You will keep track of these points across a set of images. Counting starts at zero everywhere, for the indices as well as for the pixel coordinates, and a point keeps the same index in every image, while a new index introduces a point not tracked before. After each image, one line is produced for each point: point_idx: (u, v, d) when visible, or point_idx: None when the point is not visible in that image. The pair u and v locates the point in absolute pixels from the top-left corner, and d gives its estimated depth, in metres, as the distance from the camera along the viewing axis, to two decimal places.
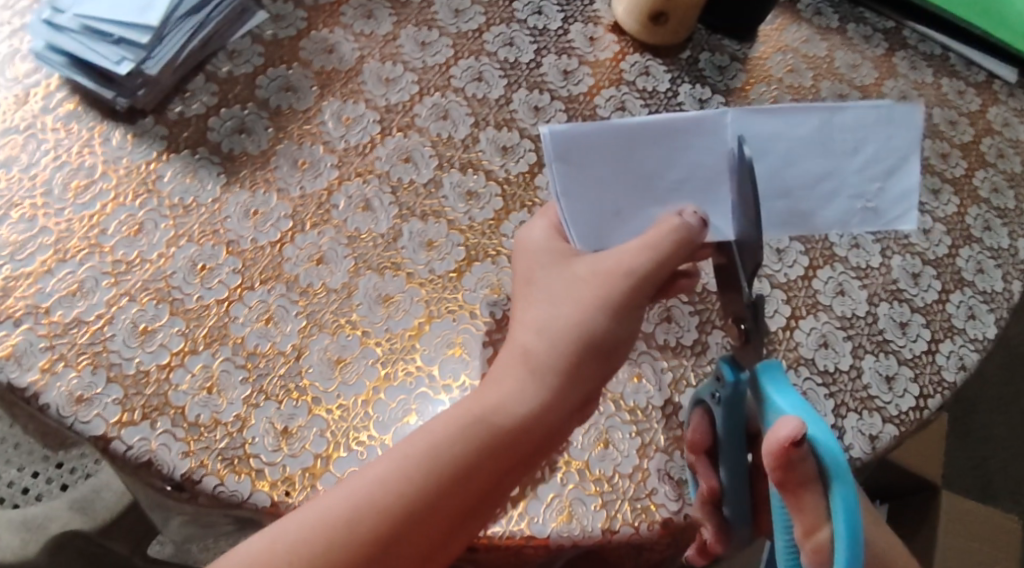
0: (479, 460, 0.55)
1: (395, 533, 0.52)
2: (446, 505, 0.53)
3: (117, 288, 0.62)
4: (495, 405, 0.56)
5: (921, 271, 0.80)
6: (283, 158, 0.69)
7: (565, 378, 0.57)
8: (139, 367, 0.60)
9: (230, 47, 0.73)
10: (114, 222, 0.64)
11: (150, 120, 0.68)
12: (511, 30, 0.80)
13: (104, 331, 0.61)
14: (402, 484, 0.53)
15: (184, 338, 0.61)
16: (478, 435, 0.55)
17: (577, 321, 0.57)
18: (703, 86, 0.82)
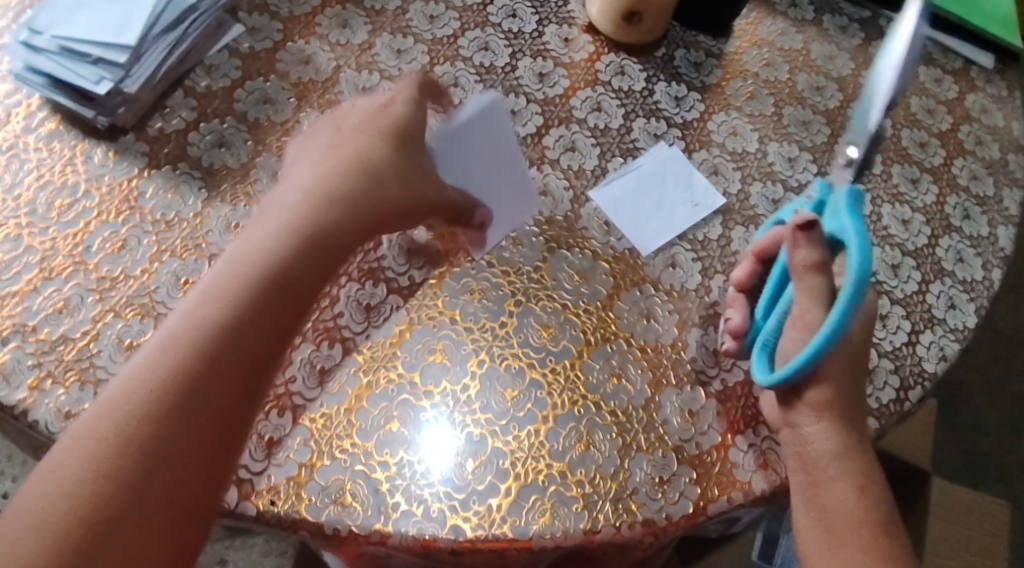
0: (220, 344, 0.53)
1: (204, 382, 0.52)
2: (206, 393, 0.52)
3: (102, 304, 0.63)
4: (217, 297, 0.55)
5: (901, 263, 0.80)
6: (263, 169, 0.70)
7: (345, 227, 0.60)
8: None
9: (208, 61, 0.74)
10: (98, 239, 0.66)
11: (131, 136, 0.69)
12: (486, 34, 0.81)
13: (90, 347, 0.62)
14: (180, 371, 0.52)
15: None
16: (214, 320, 0.54)
17: (378, 201, 0.61)
18: (679, 83, 0.83)
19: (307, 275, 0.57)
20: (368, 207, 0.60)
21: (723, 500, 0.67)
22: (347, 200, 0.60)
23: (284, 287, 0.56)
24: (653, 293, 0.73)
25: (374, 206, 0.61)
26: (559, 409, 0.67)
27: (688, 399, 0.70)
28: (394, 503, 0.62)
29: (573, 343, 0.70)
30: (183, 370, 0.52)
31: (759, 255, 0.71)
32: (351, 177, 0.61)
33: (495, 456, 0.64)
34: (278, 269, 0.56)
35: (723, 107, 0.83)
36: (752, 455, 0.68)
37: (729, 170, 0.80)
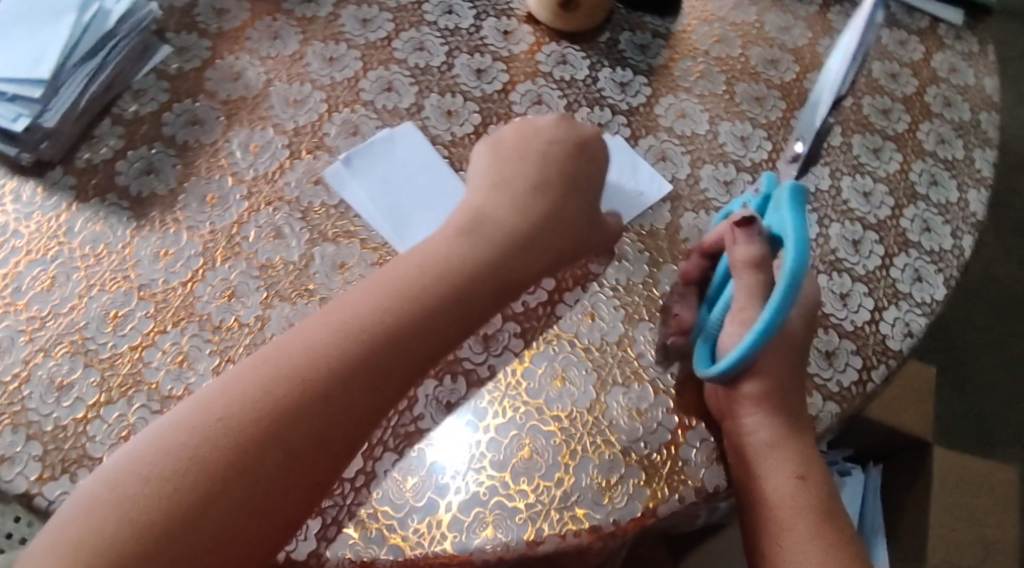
0: (377, 380, 0.53)
1: (291, 450, 0.50)
2: (308, 432, 0.50)
3: (32, 345, 0.64)
4: (408, 324, 0.54)
5: (862, 237, 0.77)
6: (191, 194, 0.70)
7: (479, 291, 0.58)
8: (57, 423, 0.61)
9: (135, 86, 0.73)
10: (28, 279, 0.66)
11: (59, 170, 0.69)
12: (420, 33, 0.79)
13: (21, 390, 0.62)
14: (244, 413, 0.49)
15: (99, 389, 0.62)
16: (372, 350, 0.53)
17: (485, 270, 0.58)
18: (624, 68, 0.80)
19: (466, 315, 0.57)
20: (542, 238, 0.62)
21: (674, 499, 0.65)
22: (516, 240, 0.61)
23: (466, 296, 0.57)
24: (599, 289, 0.71)
25: (557, 236, 0.63)
26: (500, 417, 0.66)
27: (635, 397, 0.68)
28: (329, 523, 0.61)
29: (512, 349, 0.68)
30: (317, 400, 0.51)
31: (704, 251, 0.70)
32: (474, 221, 0.61)
33: (434, 470, 0.64)
34: (455, 297, 0.56)
35: (671, 89, 0.80)
36: (702, 452, 0.67)
37: (677, 154, 0.77)
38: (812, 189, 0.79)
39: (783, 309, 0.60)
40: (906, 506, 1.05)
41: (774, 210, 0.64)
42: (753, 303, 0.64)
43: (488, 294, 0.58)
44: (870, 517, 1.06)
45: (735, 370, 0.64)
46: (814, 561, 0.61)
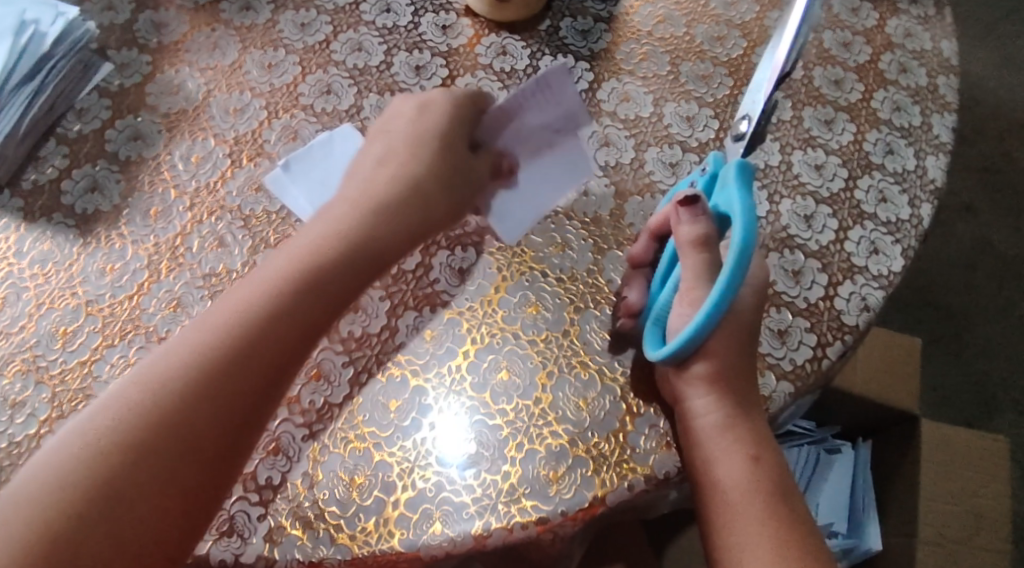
0: (243, 365, 0.55)
1: (178, 440, 0.53)
2: (184, 427, 0.53)
3: None
4: (269, 313, 0.57)
5: (814, 212, 0.75)
6: (135, 209, 0.70)
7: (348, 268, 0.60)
8: (11, 440, 0.62)
9: (78, 105, 0.74)
10: None
11: (7, 193, 0.71)
12: (358, 34, 0.79)
13: None
14: (122, 415, 0.53)
15: (51, 405, 0.63)
16: (237, 339, 0.55)
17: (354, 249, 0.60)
18: (566, 55, 0.79)
19: (329, 301, 0.59)
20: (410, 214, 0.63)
21: (623, 487, 0.65)
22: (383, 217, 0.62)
23: (328, 279, 0.59)
24: (542, 279, 0.71)
25: (426, 208, 0.64)
26: (445, 414, 0.66)
27: (581, 386, 0.68)
28: (279, 526, 0.62)
29: (456, 344, 0.68)
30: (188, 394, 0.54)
31: (653, 234, 0.69)
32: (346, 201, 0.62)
33: (380, 469, 0.64)
34: (313, 283, 0.58)
35: (614, 73, 0.79)
36: (652, 438, 0.66)
37: (621, 139, 0.76)
38: (762, 166, 0.77)
39: (730, 288, 0.59)
40: (897, 478, 1.04)
41: (721, 188, 0.63)
42: (701, 282, 0.62)
43: (353, 271, 0.60)
44: (861, 492, 1.06)
45: (682, 353, 0.63)
46: (766, 542, 0.59)
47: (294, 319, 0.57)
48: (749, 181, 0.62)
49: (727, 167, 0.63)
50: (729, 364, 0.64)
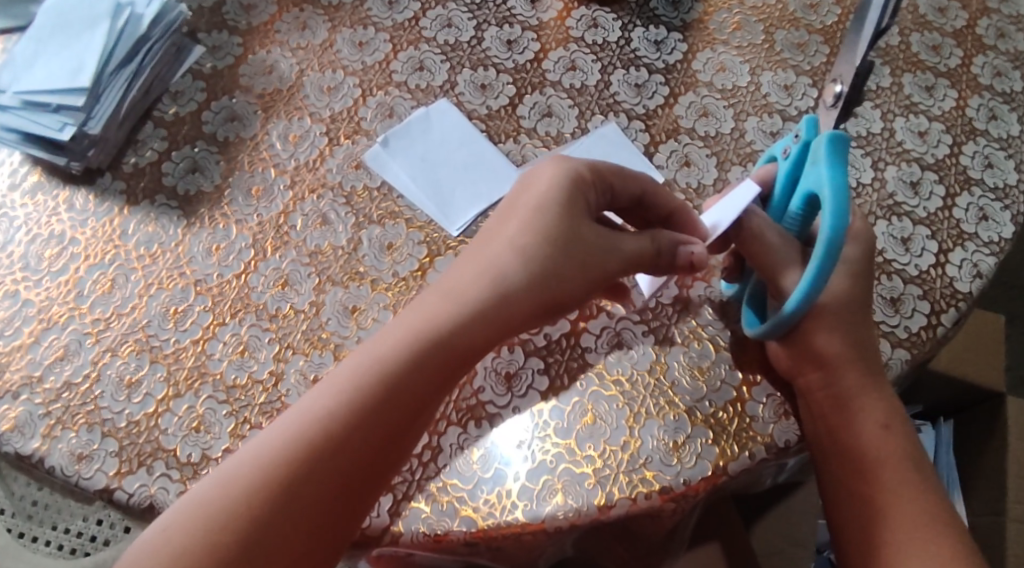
0: (350, 457, 0.54)
1: (314, 484, 0.53)
2: (286, 523, 0.52)
3: (99, 345, 0.65)
4: (371, 402, 0.55)
5: (921, 179, 0.74)
6: (237, 188, 0.70)
7: (495, 312, 0.59)
8: (129, 418, 0.62)
9: (173, 88, 0.74)
10: (89, 283, 0.67)
11: (109, 176, 0.70)
12: (448, 10, 0.78)
13: (93, 389, 0.63)
14: (275, 453, 0.54)
15: (167, 383, 0.63)
16: (339, 431, 0.54)
17: (490, 302, 0.59)
18: (657, 26, 0.78)
19: (430, 384, 0.57)
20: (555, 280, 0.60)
21: (745, 456, 0.63)
22: (493, 301, 0.59)
23: (436, 361, 0.57)
24: None
25: (549, 291, 0.60)
26: (560, 386, 0.65)
27: (696, 356, 0.67)
28: (402, 500, 0.61)
29: (567, 316, 0.68)
30: (286, 487, 0.53)
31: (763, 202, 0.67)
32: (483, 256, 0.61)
33: (499, 442, 0.63)
34: (455, 331, 0.58)
35: (708, 44, 0.78)
36: (770, 407, 0.65)
37: (719, 109, 0.75)
38: (864, 133, 0.76)
39: (822, 275, 0.56)
40: (984, 455, 1.00)
41: (812, 163, 0.58)
42: (796, 260, 0.60)
43: (464, 352, 0.58)
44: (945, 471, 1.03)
45: (777, 329, 0.61)
46: (919, 520, 0.59)
47: (400, 403, 0.56)
48: (844, 157, 0.56)
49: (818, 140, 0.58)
50: (850, 333, 0.62)
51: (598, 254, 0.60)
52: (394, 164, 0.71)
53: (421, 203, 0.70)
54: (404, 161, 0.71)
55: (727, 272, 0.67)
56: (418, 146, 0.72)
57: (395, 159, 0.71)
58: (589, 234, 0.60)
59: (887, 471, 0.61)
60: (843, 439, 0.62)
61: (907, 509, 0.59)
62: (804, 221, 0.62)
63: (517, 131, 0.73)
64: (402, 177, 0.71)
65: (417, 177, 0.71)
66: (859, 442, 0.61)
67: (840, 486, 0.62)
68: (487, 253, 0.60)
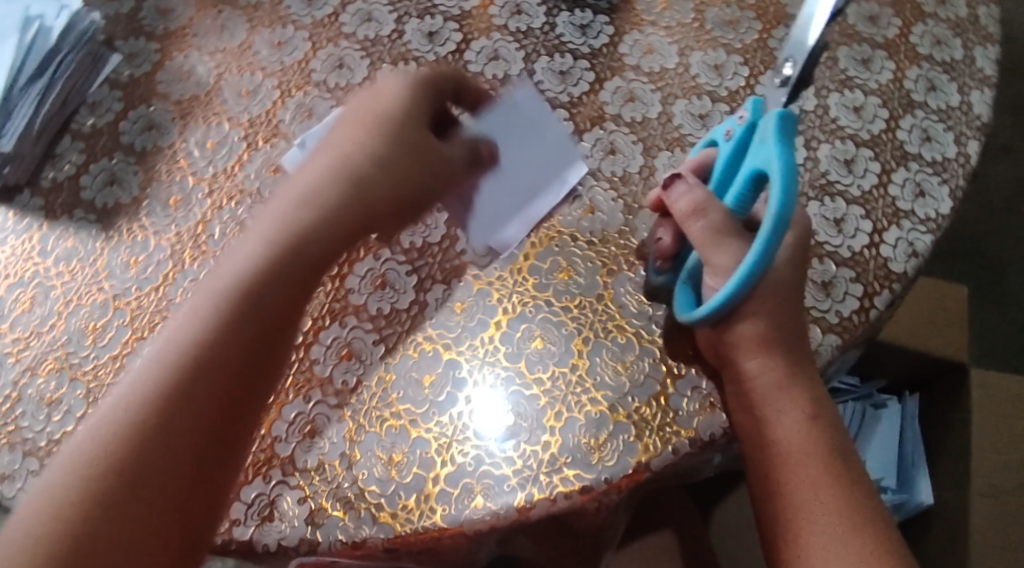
0: (220, 371, 0.53)
1: (185, 403, 0.51)
2: (161, 445, 0.50)
3: (20, 364, 0.65)
4: (235, 329, 0.54)
5: (855, 156, 0.72)
6: (155, 199, 0.69)
7: (322, 234, 0.58)
8: (50, 437, 0.62)
9: (90, 99, 0.72)
10: (10, 301, 0.67)
11: (27, 193, 0.70)
12: (369, 4, 0.76)
13: (14, 409, 0.63)
14: (143, 382, 0.52)
15: (87, 400, 0.63)
16: (204, 347, 0.53)
17: (329, 222, 0.58)
18: (583, 10, 0.76)
19: (285, 292, 0.56)
20: (403, 179, 0.60)
21: (667, 451, 0.62)
22: (313, 218, 0.58)
23: (280, 273, 0.56)
24: (572, 243, 0.69)
25: (379, 198, 0.60)
26: (480, 386, 0.65)
27: (618, 350, 0.66)
28: (321, 508, 0.61)
29: (488, 315, 0.67)
30: (157, 407, 0.51)
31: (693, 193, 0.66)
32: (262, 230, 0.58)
33: (417, 447, 0.63)
34: (286, 255, 0.56)
35: (636, 26, 0.76)
36: (695, 399, 0.64)
37: (646, 93, 0.73)
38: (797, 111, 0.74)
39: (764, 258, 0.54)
40: (948, 430, 0.99)
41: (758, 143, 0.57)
42: (716, 250, 0.58)
43: (295, 277, 0.56)
44: (910, 447, 1.02)
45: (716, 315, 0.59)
46: (848, 513, 0.58)
47: (258, 318, 0.55)
48: (792, 134, 0.55)
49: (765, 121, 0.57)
50: (780, 326, 0.61)
51: (429, 157, 0.61)
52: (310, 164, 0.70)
53: None
54: None
55: (660, 261, 0.65)
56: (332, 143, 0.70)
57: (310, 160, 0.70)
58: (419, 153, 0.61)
59: (816, 465, 0.60)
60: (771, 431, 0.61)
61: (834, 508, 0.58)
62: (746, 204, 0.59)
63: None
64: None
65: None
66: (789, 443, 0.60)
67: (772, 488, 0.60)
68: (281, 199, 0.59)
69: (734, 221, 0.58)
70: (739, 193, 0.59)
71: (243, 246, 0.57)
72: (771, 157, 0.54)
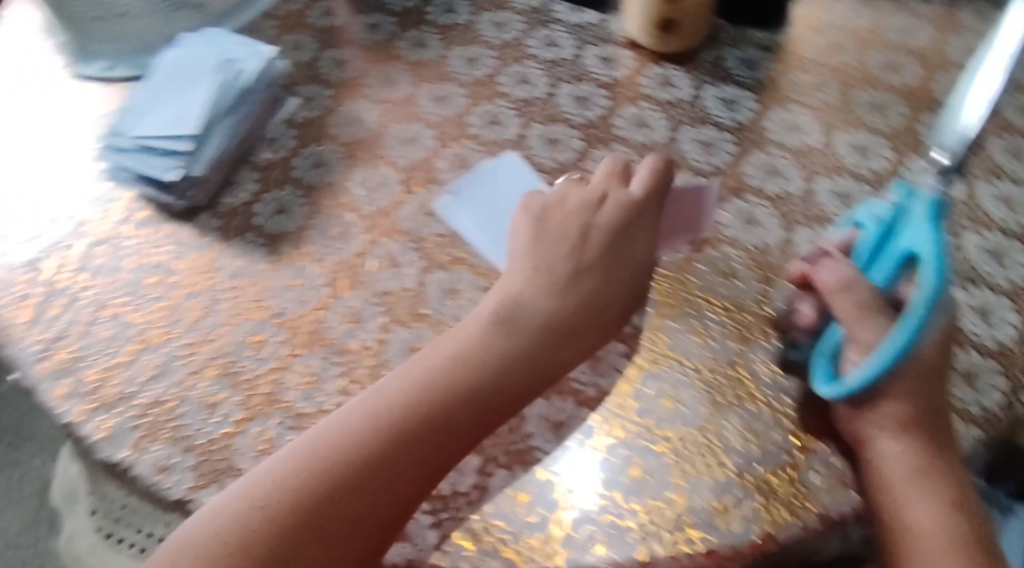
0: (440, 439, 0.58)
1: (400, 448, 0.56)
2: (376, 480, 0.56)
3: (188, 367, 0.68)
4: (481, 380, 0.60)
5: (1003, 248, 0.72)
6: (318, 230, 0.74)
7: (545, 333, 0.62)
8: (208, 437, 0.64)
9: (269, 135, 0.79)
10: (183, 310, 0.71)
11: (206, 215, 0.76)
12: (524, 67, 0.81)
13: (178, 407, 0.66)
14: (373, 417, 0.57)
15: (243, 407, 0.66)
16: (435, 400, 0.58)
17: (552, 327, 0.62)
18: (731, 86, 0.79)
19: (515, 382, 0.60)
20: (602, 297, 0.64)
21: (796, 524, 0.61)
22: (535, 319, 0.62)
23: (511, 363, 0.61)
24: (709, 309, 0.70)
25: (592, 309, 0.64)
26: (607, 437, 0.66)
27: (751, 419, 0.65)
28: (446, 535, 0.62)
29: (621, 369, 0.68)
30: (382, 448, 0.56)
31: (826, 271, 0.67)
32: (493, 303, 0.63)
33: (543, 488, 0.64)
34: (515, 334, 0.62)
35: (782, 103, 0.78)
36: (825, 475, 0.63)
37: (789, 168, 0.74)
38: None
39: (917, 332, 0.56)
40: None
41: (906, 226, 0.59)
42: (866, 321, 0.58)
43: (522, 369, 0.61)
44: None
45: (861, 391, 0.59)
46: None
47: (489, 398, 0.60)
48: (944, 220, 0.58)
49: (915, 205, 0.59)
50: (924, 407, 0.61)
51: (628, 272, 0.66)
52: (463, 212, 0.74)
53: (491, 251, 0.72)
54: (469, 207, 0.74)
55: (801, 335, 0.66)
56: (279, 157, 0.78)
57: (460, 208, 0.74)
58: (624, 258, 0.66)
59: (953, 543, 0.59)
60: (906, 509, 0.60)
61: None
62: (894, 283, 0.60)
63: None
64: (466, 221, 0.73)
65: (483, 223, 0.73)
66: (949, 532, 0.59)
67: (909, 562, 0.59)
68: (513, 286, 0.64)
69: (882, 298, 0.59)
70: (890, 271, 0.60)
71: (477, 318, 0.63)
72: (927, 238, 0.57)
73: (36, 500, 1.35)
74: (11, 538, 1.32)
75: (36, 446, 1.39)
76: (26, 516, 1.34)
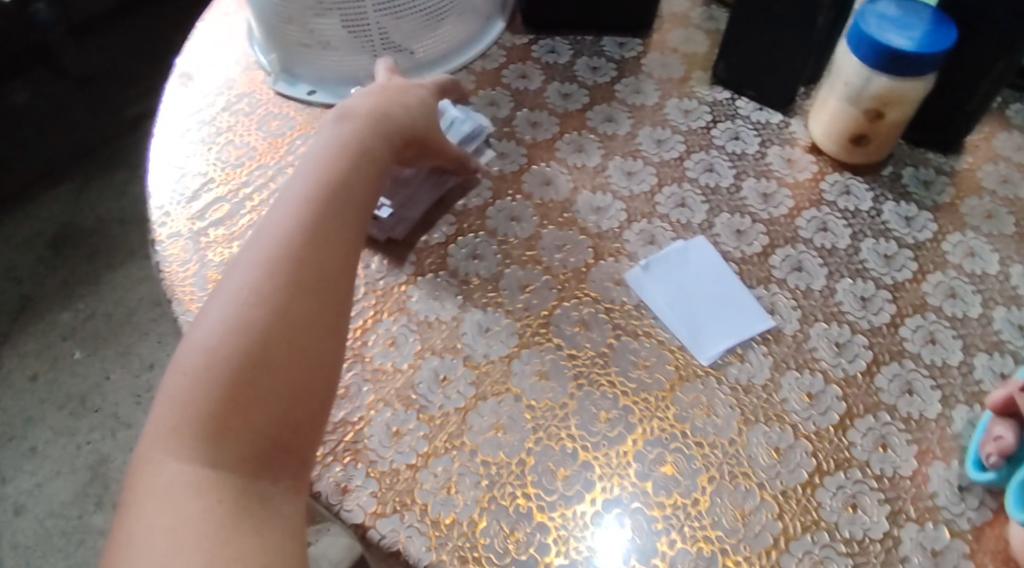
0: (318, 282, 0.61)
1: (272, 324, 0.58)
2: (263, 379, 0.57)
3: (376, 393, 0.70)
4: (331, 238, 0.63)
5: None
6: (510, 282, 0.76)
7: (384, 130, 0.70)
8: (393, 465, 0.67)
9: (465, 183, 0.82)
10: (375, 335, 0.73)
11: (403, 249, 0.78)
12: (710, 156, 0.84)
13: (365, 430, 0.68)
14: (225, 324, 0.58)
15: (429, 441, 0.68)
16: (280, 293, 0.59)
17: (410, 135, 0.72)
18: (908, 203, 0.82)
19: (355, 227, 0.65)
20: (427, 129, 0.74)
21: None
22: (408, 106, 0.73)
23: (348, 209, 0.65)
24: (890, 420, 0.71)
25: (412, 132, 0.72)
26: (791, 532, 0.65)
27: (930, 536, 0.66)
28: None
29: (804, 467, 0.68)
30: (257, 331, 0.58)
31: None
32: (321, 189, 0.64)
33: None
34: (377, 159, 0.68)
35: (960, 227, 0.81)
36: None
37: (968, 293, 0.77)
38: None
39: None
40: None
41: None
42: None
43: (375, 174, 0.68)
44: None
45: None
46: None
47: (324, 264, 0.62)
48: None
49: None
50: None
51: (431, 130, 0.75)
52: (658, 286, 0.76)
53: (682, 331, 0.74)
54: (662, 283, 0.76)
55: (995, 457, 0.65)
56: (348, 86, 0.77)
57: (656, 283, 0.76)
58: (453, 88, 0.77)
59: None
60: None
61: None
62: None
63: (769, 278, 0.77)
64: (659, 295, 0.75)
65: (677, 302, 0.75)
66: None
67: None
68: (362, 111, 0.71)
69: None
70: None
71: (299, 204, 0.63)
72: None
73: (87, 473, 1.31)
74: (56, 508, 1.28)
75: (94, 421, 1.35)
76: (73, 487, 1.30)
